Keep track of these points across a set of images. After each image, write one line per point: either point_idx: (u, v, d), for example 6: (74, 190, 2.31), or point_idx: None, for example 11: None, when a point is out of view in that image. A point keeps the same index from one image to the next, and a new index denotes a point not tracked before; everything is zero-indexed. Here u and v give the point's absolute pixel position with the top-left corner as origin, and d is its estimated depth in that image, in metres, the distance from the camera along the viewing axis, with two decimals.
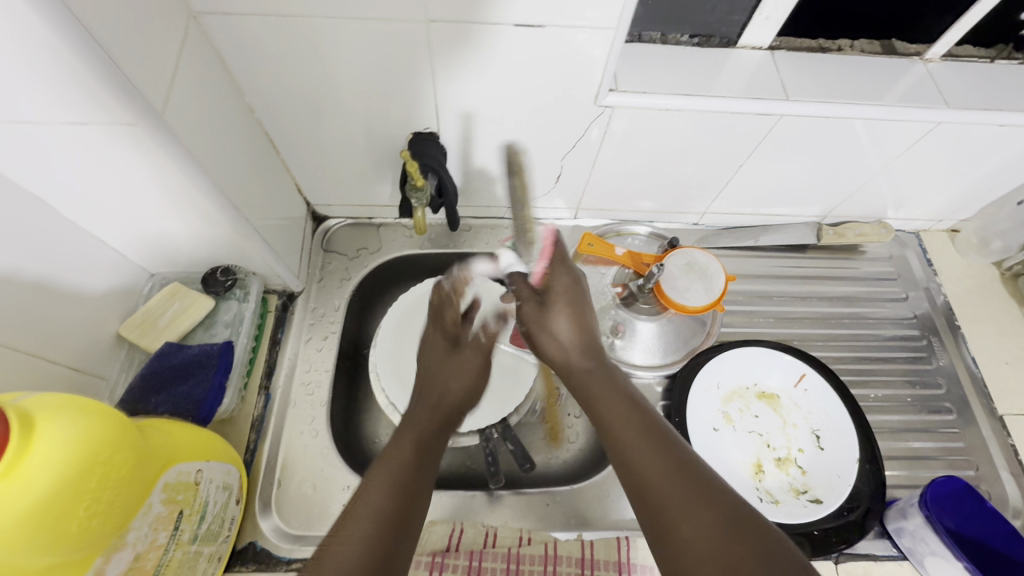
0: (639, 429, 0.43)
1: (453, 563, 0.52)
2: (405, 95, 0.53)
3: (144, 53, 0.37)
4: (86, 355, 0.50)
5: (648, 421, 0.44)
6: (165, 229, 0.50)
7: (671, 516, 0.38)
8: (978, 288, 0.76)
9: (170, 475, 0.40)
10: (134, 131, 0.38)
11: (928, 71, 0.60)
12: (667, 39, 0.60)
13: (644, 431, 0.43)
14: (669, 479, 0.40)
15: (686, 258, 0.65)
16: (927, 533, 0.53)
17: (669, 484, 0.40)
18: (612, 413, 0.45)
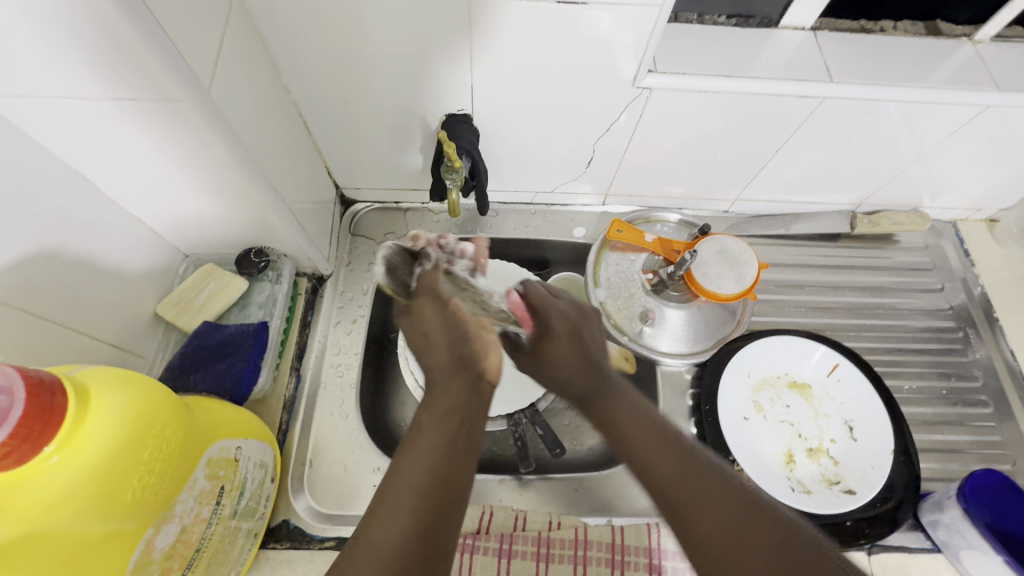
0: (650, 437, 0.42)
1: (485, 545, 0.52)
2: (440, 75, 0.53)
3: (192, 29, 0.37)
4: (126, 333, 0.51)
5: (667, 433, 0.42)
6: (203, 209, 0.50)
7: (709, 519, 0.36)
8: (1017, 279, 0.74)
9: (213, 451, 0.41)
10: (181, 108, 0.38)
11: (977, 52, 0.58)
12: (705, 19, 0.58)
13: (659, 439, 0.41)
14: (688, 478, 0.39)
15: (718, 245, 0.63)
16: (965, 526, 0.52)
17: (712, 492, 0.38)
18: (633, 432, 0.42)
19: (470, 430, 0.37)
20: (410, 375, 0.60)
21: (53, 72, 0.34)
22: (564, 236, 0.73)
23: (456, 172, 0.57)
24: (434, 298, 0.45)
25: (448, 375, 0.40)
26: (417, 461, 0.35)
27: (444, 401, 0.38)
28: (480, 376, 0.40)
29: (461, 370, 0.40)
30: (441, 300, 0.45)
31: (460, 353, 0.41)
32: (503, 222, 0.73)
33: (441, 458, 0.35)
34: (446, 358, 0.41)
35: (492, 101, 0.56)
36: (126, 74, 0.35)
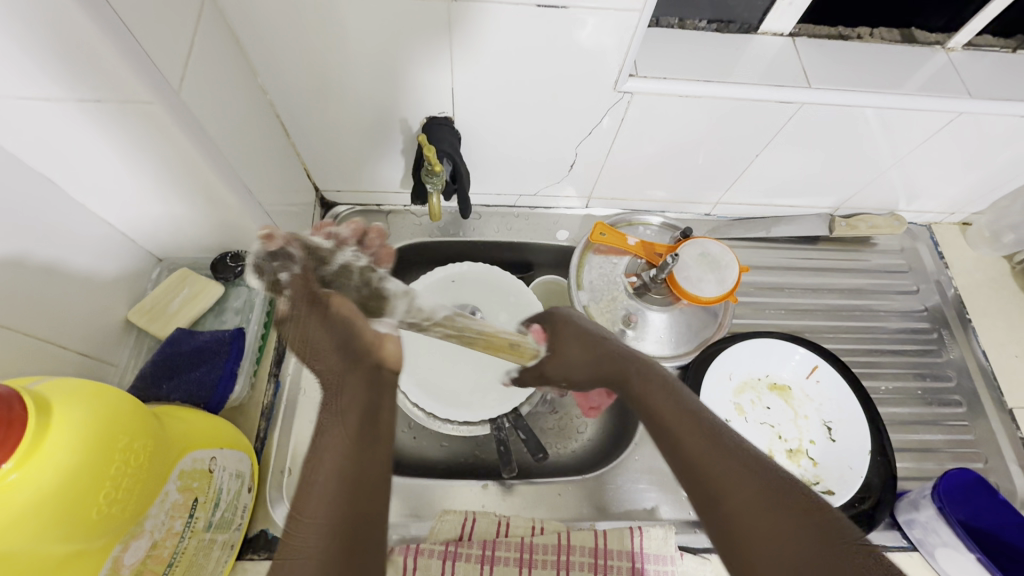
0: (690, 427, 0.42)
1: (467, 552, 0.51)
2: (420, 77, 0.52)
3: (159, 26, 0.36)
4: (97, 340, 0.49)
5: (698, 413, 0.44)
6: (175, 212, 0.49)
7: (726, 496, 0.37)
8: (988, 281, 0.75)
9: (186, 463, 0.40)
10: (149, 110, 0.37)
11: (950, 60, 0.59)
12: (685, 24, 0.59)
13: (698, 425, 0.42)
14: (714, 454, 0.40)
15: (700, 248, 0.63)
16: (939, 525, 0.53)
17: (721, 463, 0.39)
18: (667, 415, 0.44)
19: (371, 425, 0.43)
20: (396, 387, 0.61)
21: (15, 74, 0.33)
22: (548, 239, 0.73)
23: (436, 176, 0.56)
24: (318, 309, 0.49)
25: (344, 371, 0.47)
26: (331, 456, 0.40)
27: (344, 400, 0.45)
28: (379, 367, 0.49)
29: (359, 363, 0.47)
30: (319, 309, 0.49)
31: (346, 344, 0.48)
32: (486, 224, 0.73)
33: (349, 444, 0.40)
34: (331, 350, 0.48)
35: (474, 104, 0.56)
36: (90, 73, 0.34)
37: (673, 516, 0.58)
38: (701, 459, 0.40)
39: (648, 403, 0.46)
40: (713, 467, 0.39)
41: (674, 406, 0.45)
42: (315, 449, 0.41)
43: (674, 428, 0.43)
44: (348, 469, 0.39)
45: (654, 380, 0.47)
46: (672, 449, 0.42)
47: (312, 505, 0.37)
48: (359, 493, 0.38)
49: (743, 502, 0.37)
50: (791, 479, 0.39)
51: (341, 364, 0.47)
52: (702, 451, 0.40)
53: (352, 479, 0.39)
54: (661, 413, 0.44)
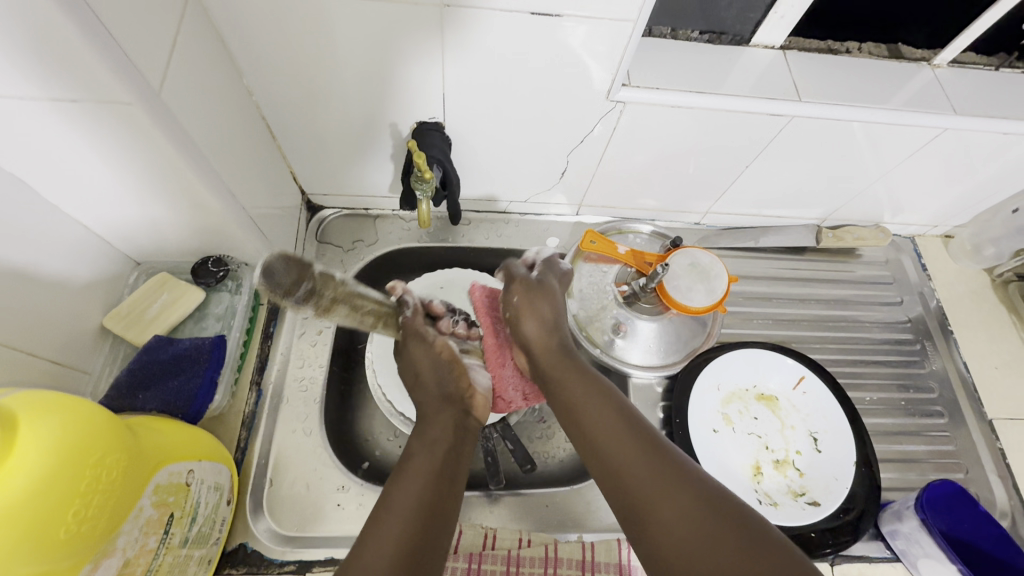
0: (616, 430, 0.46)
1: (452, 566, 0.51)
2: (411, 81, 0.51)
3: (141, 26, 0.35)
4: (71, 348, 0.48)
5: (638, 433, 0.46)
6: (154, 217, 0.48)
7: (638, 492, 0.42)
8: (969, 293, 0.77)
9: (162, 477, 0.39)
10: (129, 111, 0.36)
11: (935, 76, 0.60)
12: (677, 34, 0.59)
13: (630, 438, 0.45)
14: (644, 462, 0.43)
15: (690, 258, 0.63)
16: (922, 535, 0.54)
17: (640, 462, 0.44)
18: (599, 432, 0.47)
19: (454, 462, 0.46)
20: (378, 387, 0.60)
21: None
22: (537, 245, 0.73)
23: (427, 183, 0.55)
24: (420, 341, 0.54)
25: (436, 407, 0.50)
26: (412, 481, 0.42)
27: (435, 428, 0.48)
28: (466, 413, 0.51)
29: (450, 404, 0.51)
30: (427, 341, 0.54)
31: (448, 396, 0.51)
32: (476, 231, 0.72)
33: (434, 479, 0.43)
34: (434, 389, 0.51)
35: (465, 110, 0.55)
36: (65, 74, 0.33)
37: None
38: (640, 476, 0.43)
39: (584, 415, 0.49)
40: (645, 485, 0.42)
41: (610, 423, 0.47)
42: (399, 470, 0.44)
43: (602, 437, 0.46)
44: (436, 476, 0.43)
45: (598, 400, 0.49)
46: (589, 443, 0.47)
47: (391, 510, 0.40)
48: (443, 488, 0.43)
49: (681, 524, 0.39)
50: (739, 510, 0.39)
51: (440, 398, 0.51)
52: (635, 467, 0.43)
53: (434, 497, 0.42)
54: (588, 419, 0.48)
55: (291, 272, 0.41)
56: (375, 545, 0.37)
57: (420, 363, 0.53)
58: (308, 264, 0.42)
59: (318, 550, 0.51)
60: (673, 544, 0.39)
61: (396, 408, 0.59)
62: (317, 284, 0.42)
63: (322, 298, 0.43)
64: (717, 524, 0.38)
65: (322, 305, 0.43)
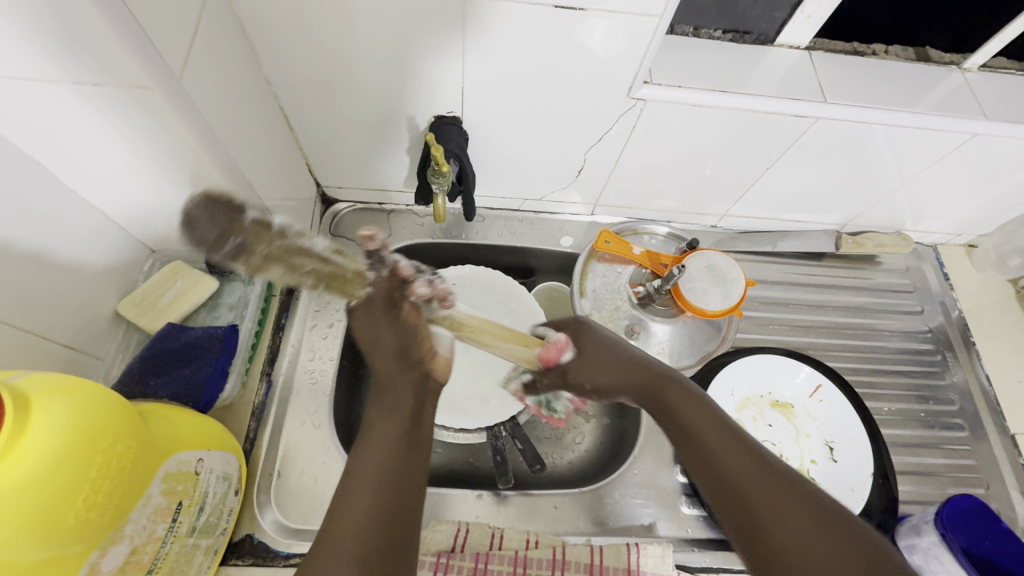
0: (714, 429, 0.43)
1: (459, 564, 0.50)
2: (430, 74, 0.51)
3: (165, 12, 0.35)
4: (85, 333, 0.48)
5: (738, 438, 0.42)
6: (171, 203, 0.48)
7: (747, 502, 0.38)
8: (993, 305, 0.75)
9: (171, 465, 0.38)
10: (149, 96, 0.36)
11: (965, 80, 0.59)
12: (700, 32, 0.58)
13: (735, 444, 0.42)
14: (743, 466, 0.40)
15: (706, 260, 0.62)
16: (942, 551, 0.52)
17: (739, 467, 0.40)
18: (699, 431, 0.43)
19: (418, 430, 0.41)
20: None
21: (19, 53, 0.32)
22: (551, 244, 0.72)
23: (442, 176, 0.55)
24: (387, 310, 0.46)
25: (393, 373, 0.44)
26: (375, 452, 0.38)
27: (392, 397, 0.42)
28: (426, 377, 0.45)
29: (410, 368, 0.44)
30: (391, 310, 0.46)
31: (404, 354, 0.45)
32: (489, 228, 0.71)
33: (399, 447, 0.39)
34: (389, 352, 0.44)
35: (483, 105, 0.54)
36: (86, 55, 0.33)
37: (671, 532, 0.56)
38: (722, 456, 0.41)
39: (682, 417, 0.45)
40: (728, 459, 0.41)
41: (710, 421, 0.44)
42: (360, 442, 0.40)
43: (700, 435, 0.43)
44: (397, 445, 0.39)
45: (693, 399, 0.46)
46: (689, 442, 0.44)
47: (357, 498, 0.36)
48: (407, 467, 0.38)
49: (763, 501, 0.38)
50: (823, 493, 0.38)
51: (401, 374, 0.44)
52: (733, 472, 0.40)
53: (400, 472, 0.38)
54: (690, 424, 0.44)
55: (218, 227, 0.42)
56: (347, 524, 0.35)
57: (376, 331, 0.45)
58: (238, 220, 0.43)
59: None
60: (792, 557, 0.35)
61: None
62: (249, 240, 0.42)
63: (253, 255, 0.42)
64: (808, 506, 0.37)
65: (253, 263, 0.42)
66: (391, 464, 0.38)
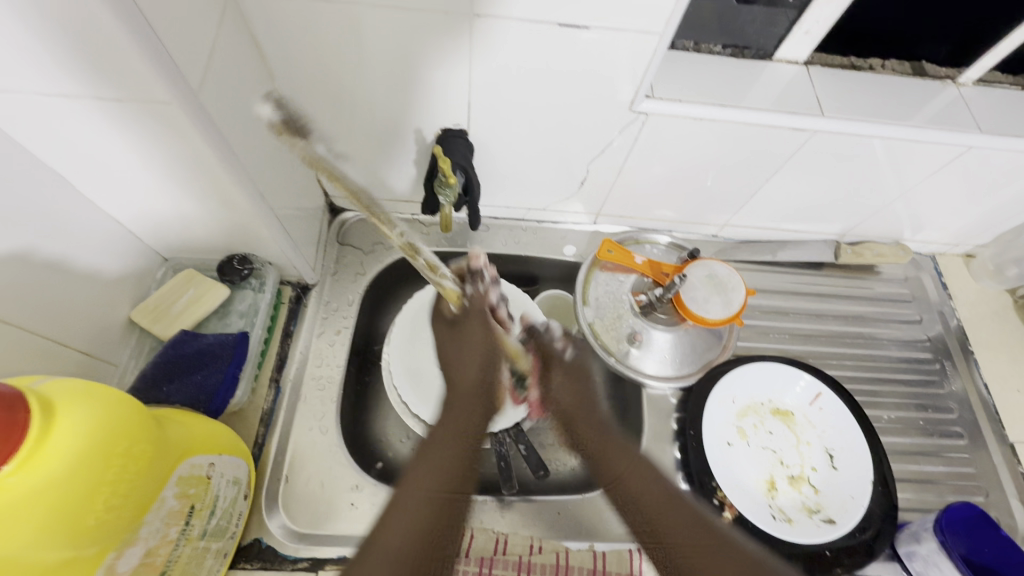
0: (661, 497, 0.47)
1: (463, 569, 0.50)
2: (437, 88, 0.52)
3: (186, 31, 0.36)
4: (99, 339, 0.49)
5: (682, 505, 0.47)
6: (185, 212, 0.49)
7: (670, 542, 0.44)
8: (991, 314, 0.76)
9: (184, 468, 0.39)
10: (168, 111, 0.37)
11: (960, 95, 0.60)
12: (701, 47, 0.59)
13: (671, 504, 0.47)
14: (682, 525, 0.45)
15: (707, 270, 0.63)
16: (941, 559, 0.52)
17: (669, 513, 0.46)
18: (639, 495, 0.48)
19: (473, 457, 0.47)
20: (394, 391, 0.61)
21: (48, 69, 0.33)
22: (555, 254, 0.73)
23: (450, 188, 0.56)
24: (483, 321, 0.56)
25: (465, 395, 0.51)
26: (432, 468, 0.44)
27: (456, 420, 0.49)
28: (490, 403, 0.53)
29: (483, 392, 0.52)
30: (487, 323, 0.55)
31: (489, 381, 0.53)
32: (494, 237, 0.73)
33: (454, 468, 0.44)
34: (475, 369, 0.53)
35: (489, 118, 0.56)
36: (112, 73, 0.34)
37: None
38: (670, 517, 0.46)
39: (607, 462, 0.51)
40: (679, 534, 0.44)
41: (655, 488, 0.48)
42: (419, 456, 0.45)
43: (642, 491, 0.48)
44: (453, 467, 0.45)
45: (638, 463, 0.50)
46: (629, 503, 0.49)
47: (406, 500, 0.41)
48: (458, 473, 0.45)
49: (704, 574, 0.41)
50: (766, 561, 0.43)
51: (473, 384, 0.52)
52: (672, 522, 0.45)
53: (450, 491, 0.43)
54: (635, 491, 0.48)
55: None
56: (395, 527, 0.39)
57: (472, 344, 0.54)
58: None
59: (332, 548, 0.52)
60: None
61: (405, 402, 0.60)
62: None
63: None
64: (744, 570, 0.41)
65: None
66: (450, 463, 0.45)
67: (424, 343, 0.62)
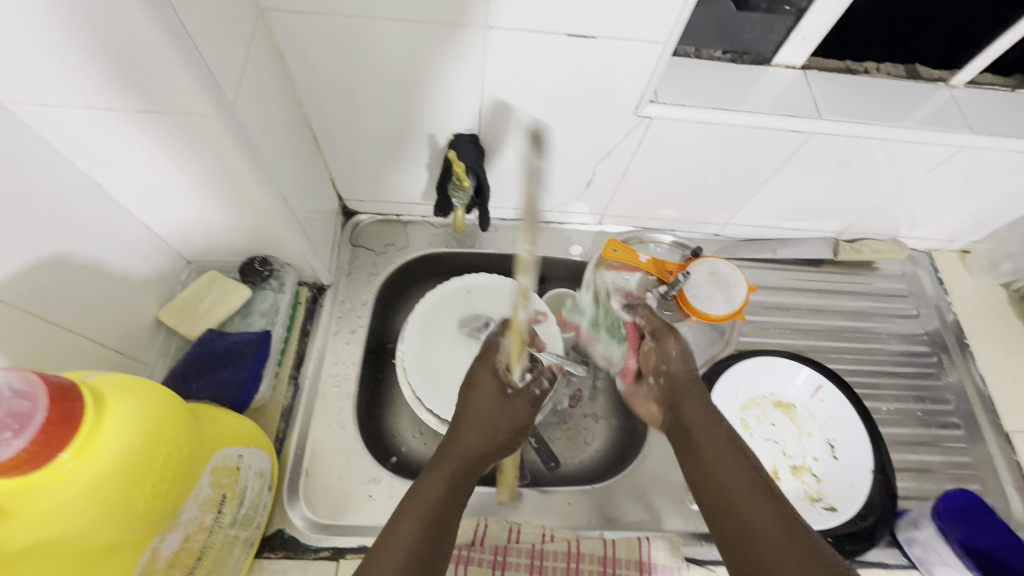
0: (749, 489, 0.45)
1: (478, 557, 0.53)
2: (451, 97, 0.55)
3: (222, 47, 0.39)
4: (130, 338, 0.51)
5: (769, 495, 0.45)
6: (211, 217, 0.51)
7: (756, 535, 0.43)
8: (986, 308, 0.78)
9: (218, 459, 0.42)
10: (204, 123, 0.39)
11: (952, 96, 0.62)
12: (702, 53, 0.61)
13: (761, 496, 0.45)
14: (772, 519, 0.43)
15: (709, 267, 0.66)
16: (939, 543, 0.55)
17: (757, 505, 0.44)
18: (730, 482, 0.46)
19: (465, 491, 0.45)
20: (409, 388, 0.63)
21: (96, 85, 0.36)
22: (561, 253, 0.75)
23: (463, 190, 0.60)
24: (524, 391, 0.50)
25: (486, 424, 0.48)
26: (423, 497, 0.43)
27: (462, 446, 0.47)
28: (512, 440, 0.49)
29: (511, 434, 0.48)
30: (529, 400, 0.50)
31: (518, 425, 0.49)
32: (502, 238, 0.75)
33: (447, 499, 0.43)
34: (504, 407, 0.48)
35: (499, 123, 0.58)
36: (154, 88, 0.36)
37: (680, 527, 0.59)
38: (751, 512, 0.44)
39: (705, 455, 0.48)
40: (765, 527, 0.43)
41: (742, 476, 0.46)
42: (420, 480, 0.44)
43: (733, 486, 0.46)
44: (444, 495, 0.43)
45: (728, 449, 0.48)
46: (717, 490, 0.46)
47: (399, 529, 0.40)
48: (449, 513, 0.43)
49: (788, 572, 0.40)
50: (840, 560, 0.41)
51: (504, 422, 0.48)
52: (759, 517, 0.43)
53: (439, 524, 0.42)
54: (722, 476, 0.47)
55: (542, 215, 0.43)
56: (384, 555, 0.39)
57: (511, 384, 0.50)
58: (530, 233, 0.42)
59: (352, 538, 0.54)
60: None
61: (419, 396, 0.62)
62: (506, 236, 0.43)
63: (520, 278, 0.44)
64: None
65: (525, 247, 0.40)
66: (445, 495, 0.43)
67: (438, 342, 0.66)
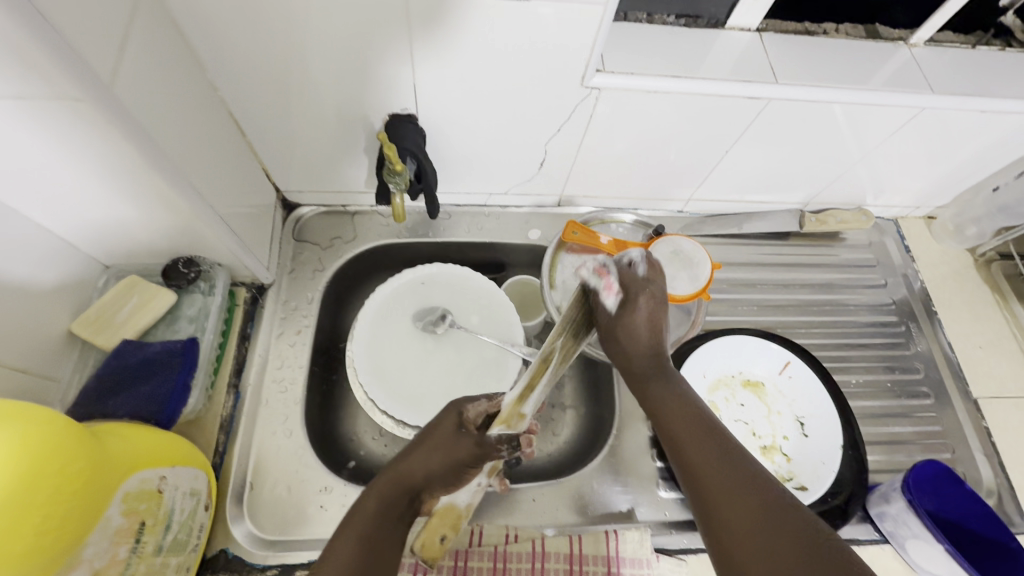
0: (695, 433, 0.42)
1: (439, 565, 0.50)
2: (382, 75, 0.50)
3: (91, 19, 0.34)
4: (38, 354, 0.46)
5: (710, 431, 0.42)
6: (120, 218, 0.46)
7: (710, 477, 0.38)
8: (952, 274, 0.77)
9: (131, 484, 0.38)
10: (80, 108, 0.34)
11: (913, 56, 0.60)
12: (654, 19, 0.58)
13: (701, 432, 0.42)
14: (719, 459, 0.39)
15: (672, 246, 0.63)
16: (910, 517, 0.53)
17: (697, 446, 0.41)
18: (675, 422, 0.43)
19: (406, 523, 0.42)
20: (360, 389, 0.59)
21: None
22: (519, 238, 0.72)
23: (398, 175, 0.56)
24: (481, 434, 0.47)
25: (430, 451, 0.46)
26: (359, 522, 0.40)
27: (405, 471, 0.44)
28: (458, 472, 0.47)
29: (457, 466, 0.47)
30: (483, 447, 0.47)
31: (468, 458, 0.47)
32: (457, 225, 0.71)
33: (382, 528, 0.40)
34: (456, 441, 0.47)
35: (438, 100, 0.54)
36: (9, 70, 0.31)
37: (651, 517, 0.57)
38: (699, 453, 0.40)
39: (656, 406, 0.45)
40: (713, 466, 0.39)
41: (685, 415, 0.43)
42: (355, 509, 0.41)
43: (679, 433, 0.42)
44: (377, 524, 0.40)
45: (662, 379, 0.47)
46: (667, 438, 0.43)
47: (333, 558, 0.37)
48: (386, 543, 0.40)
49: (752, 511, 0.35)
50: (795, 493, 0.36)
51: (453, 453, 0.46)
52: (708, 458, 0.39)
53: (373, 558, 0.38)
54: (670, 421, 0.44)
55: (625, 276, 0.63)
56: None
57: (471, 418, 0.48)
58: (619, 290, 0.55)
59: (301, 552, 0.51)
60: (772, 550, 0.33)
61: (371, 398, 0.59)
62: None
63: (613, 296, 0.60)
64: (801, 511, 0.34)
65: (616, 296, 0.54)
66: (382, 521, 0.41)
67: (392, 339, 0.62)
